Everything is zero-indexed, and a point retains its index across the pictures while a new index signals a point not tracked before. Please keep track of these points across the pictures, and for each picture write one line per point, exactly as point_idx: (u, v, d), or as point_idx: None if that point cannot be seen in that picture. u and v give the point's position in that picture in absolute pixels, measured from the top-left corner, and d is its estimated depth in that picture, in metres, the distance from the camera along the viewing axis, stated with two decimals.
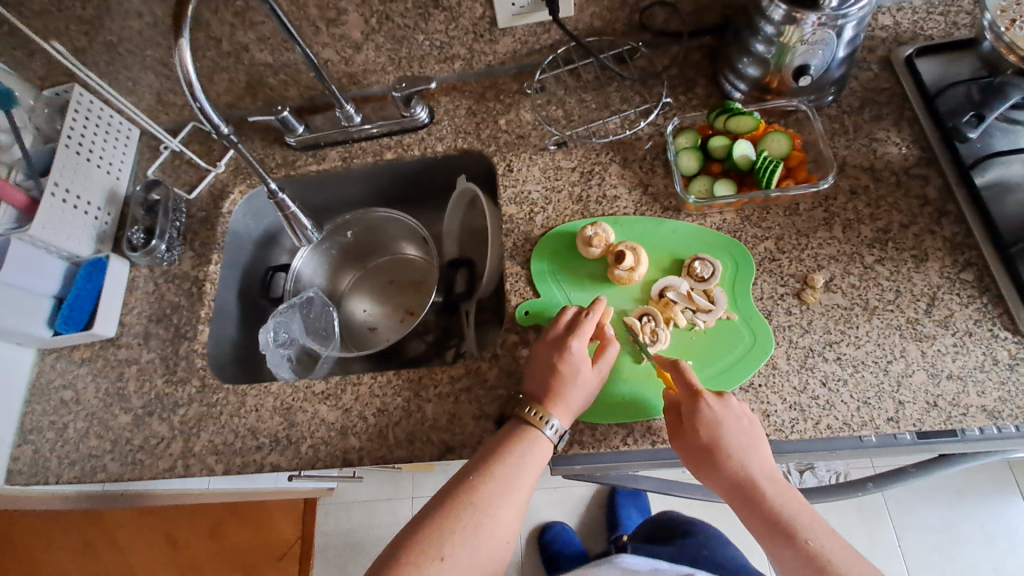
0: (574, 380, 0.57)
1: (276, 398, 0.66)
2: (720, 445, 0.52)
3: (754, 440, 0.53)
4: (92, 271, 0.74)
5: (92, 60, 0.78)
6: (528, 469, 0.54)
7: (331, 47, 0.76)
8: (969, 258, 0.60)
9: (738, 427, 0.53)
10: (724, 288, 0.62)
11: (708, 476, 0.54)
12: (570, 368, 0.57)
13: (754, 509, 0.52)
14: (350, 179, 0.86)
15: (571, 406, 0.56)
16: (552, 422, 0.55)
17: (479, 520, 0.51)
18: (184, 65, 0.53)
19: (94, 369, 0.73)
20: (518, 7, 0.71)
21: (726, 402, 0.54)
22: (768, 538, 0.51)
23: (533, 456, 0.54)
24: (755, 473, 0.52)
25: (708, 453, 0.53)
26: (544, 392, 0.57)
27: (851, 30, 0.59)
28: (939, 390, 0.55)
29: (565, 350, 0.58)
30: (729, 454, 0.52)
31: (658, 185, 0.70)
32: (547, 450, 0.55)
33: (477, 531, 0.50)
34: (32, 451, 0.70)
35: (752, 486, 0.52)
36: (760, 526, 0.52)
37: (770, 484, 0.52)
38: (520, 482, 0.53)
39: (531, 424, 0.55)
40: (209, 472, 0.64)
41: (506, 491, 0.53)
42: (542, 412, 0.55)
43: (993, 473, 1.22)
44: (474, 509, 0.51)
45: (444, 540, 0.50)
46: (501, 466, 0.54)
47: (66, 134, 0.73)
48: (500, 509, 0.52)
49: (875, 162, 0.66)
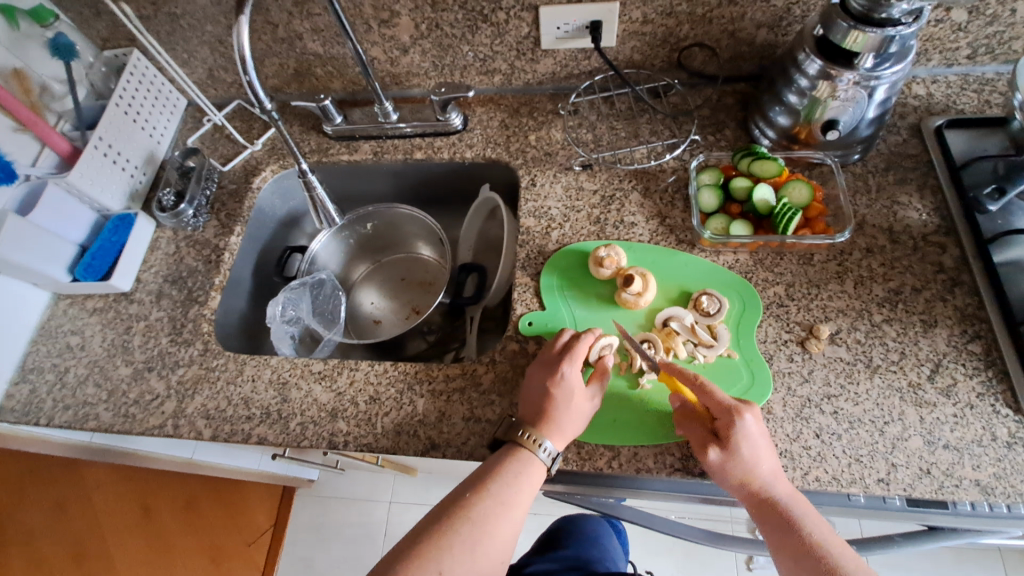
0: (567, 405, 0.56)
1: (273, 371, 0.67)
2: (749, 452, 0.51)
3: (774, 451, 0.53)
4: (120, 225, 0.77)
5: (154, 29, 0.82)
6: (524, 487, 0.53)
7: (379, 46, 0.80)
8: (977, 330, 0.60)
9: (763, 437, 0.53)
10: (729, 325, 0.63)
11: (724, 481, 0.52)
12: (563, 392, 0.56)
13: (770, 517, 0.50)
14: (378, 174, 0.88)
15: (565, 431, 0.56)
16: (546, 445, 0.55)
17: (477, 536, 0.49)
18: (240, 39, 0.54)
19: (104, 320, 0.75)
20: (563, 31, 0.74)
21: (758, 415, 0.53)
22: (780, 549, 0.49)
23: (528, 476, 0.54)
24: (776, 483, 0.51)
25: (733, 459, 0.51)
26: (536, 414, 0.56)
27: (882, 93, 0.61)
28: (933, 458, 0.54)
29: (558, 374, 0.57)
30: (755, 461, 0.51)
31: (676, 218, 0.71)
32: (540, 473, 0.55)
33: (475, 548, 0.49)
34: (28, 390, 0.71)
35: (771, 493, 0.51)
36: (775, 538, 0.50)
37: (784, 488, 0.51)
38: (516, 500, 0.52)
39: (524, 447, 0.55)
40: (197, 435, 0.64)
41: (503, 508, 0.51)
42: (535, 435, 0.55)
43: (984, 558, 1.18)
44: (472, 526, 0.50)
45: (440, 556, 0.47)
46: (497, 484, 0.53)
47: (118, 94, 0.77)
48: (497, 528, 0.51)
49: (894, 225, 0.66)
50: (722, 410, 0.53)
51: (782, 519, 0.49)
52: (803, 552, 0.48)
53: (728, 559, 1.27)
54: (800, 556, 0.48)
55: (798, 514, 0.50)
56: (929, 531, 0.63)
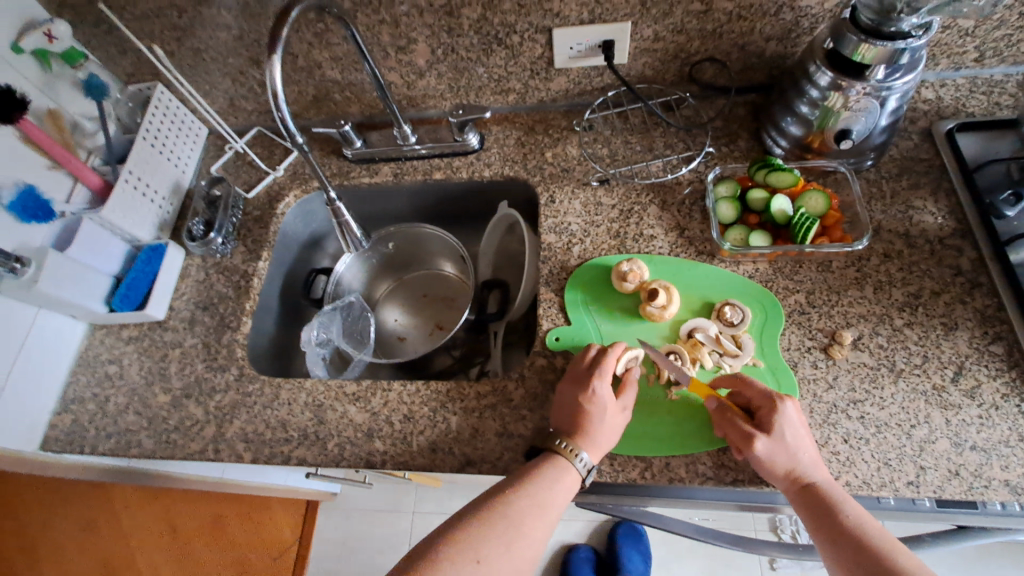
0: (601, 418, 0.58)
1: (308, 394, 0.69)
2: (791, 438, 0.53)
3: (814, 441, 0.55)
4: (151, 255, 0.79)
5: (177, 63, 0.84)
6: (559, 492, 0.54)
7: (397, 71, 0.82)
8: (998, 331, 0.61)
9: (804, 426, 0.55)
10: (753, 334, 0.64)
11: (764, 468, 0.53)
12: (596, 406, 0.58)
13: (809, 499, 0.51)
14: (397, 194, 0.90)
15: (601, 443, 0.57)
16: (583, 456, 0.56)
17: (513, 532, 0.50)
18: (274, 78, 0.56)
19: (140, 348, 0.77)
20: (576, 51, 0.76)
21: (798, 406, 0.56)
22: (818, 532, 0.49)
23: (564, 483, 0.54)
24: (816, 470, 0.52)
25: (776, 445, 0.53)
26: (571, 426, 0.58)
27: (894, 102, 0.62)
28: (961, 459, 0.55)
29: (590, 390, 0.59)
30: (796, 447, 0.53)
31: (695, 230, 0.72)
32: (574, 485, 0.55)
33: (511, 543, 0.49)
34: (71, 420, 0.73)
35: (811, 478, 0.52)
36: (815, 521, 0.50)
37: (823, 475, 0.52)
38: (551, 503, 0.53)
39: (560, 456, 0.56)
40: (237, 458, 0.66)
41: (540, 510, 0.52)
42: (572, 445, 0.56)
43: (1008, 550, 1.18)
44: (510, 522, 0.50)
45: (479, 544, 0.48)
46: (534, 486, 0.53)
47: (145, 128, 0.79)
48: (531, 529, 0.51)
49: (910, 229, 0.68)
50: (763, 400, 0.55)
51: (821, 501, 0.50)
52: (842, 533, 0.48)
53: (752, 559, 1.28)
54: (838, 536, 0.48)
55: (836, 497, 0.50)
56: (958, 530, 0.64)
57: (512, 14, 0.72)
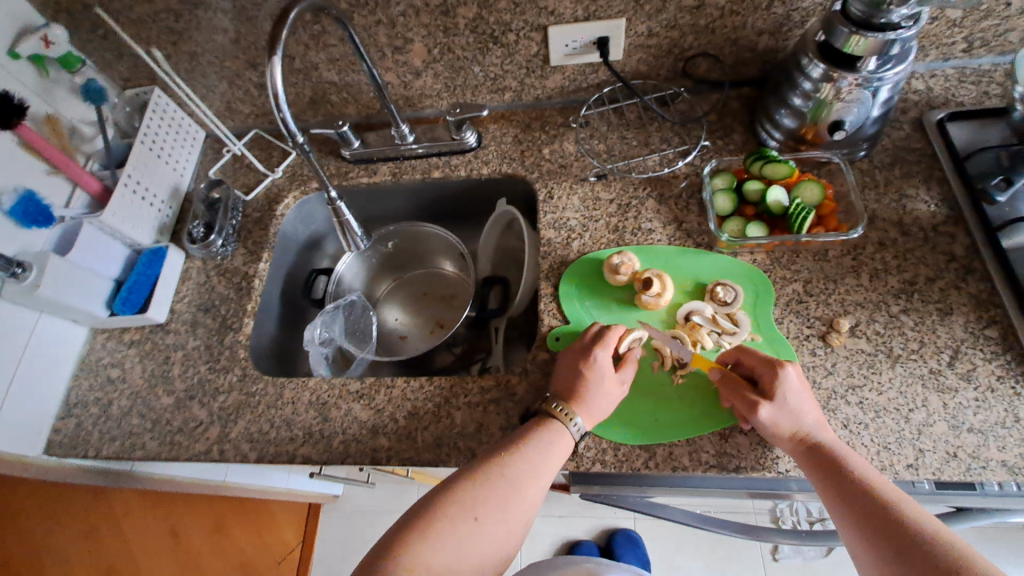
0: (597, 385, 0.59)
1: (312, 393, 0.69)
2: (794, 401, 0.54)
3: (818, 405, 0.56)
4: (152, 259, 0.80)
5: (175, 67, 0.84)
6: (554, 453, 0.54)
7: (393, 71, 0.82)
8: (993, 315, 0.62)
9: (806, 390, 0.56)
10: (746, 311, 0.66)
11: (769, 430, 0.54)
12: (594, 372, 0.59)
13: (814, 457, 0.52)
14: (396, 194, 0.91)
15: (594, 409, 0.57)
16: (577, 421, 0.56)
17: (508, 491, 0.51)
18: (274, 78, 0.57)
19: (142, 352, 0.77)
20: (571, 48, 0.77)
21: (798, 371, 0.57)
22: (823, 488, 0.50)
23: (558, 445, 0.55)
24: (821, 431, 0.54)
25: (779, 408, 0.54)
26: (568, 391, 0.59)
27: (886, 92, 0.63)
28: (959, 442, 0.56)
29: (592, 358, 0.60)
30: (798, 409, 0.54)
31: (692, 222, 0.73)
32: (568, 447, 0.56)
33: (507, 502, 0.50)
34: (74, 424, 0.73)
35: (816, 438, 0.53)
36: (820, 478, 0.51)
37: (826, 435, 0.53)
38: (546, 464, 0.53)
39: (555, 419, 0.56)
40: (242, 458, 0.66)
41: (536, 472, 0.52)
42: (567, 408, 0.57)
43: (1009, 538, 1.19)
44: (506, 484, 0.51)
45: (474, 503, 0.49)
46: (530, 447, 0.54)
47: (143, 132, 0.80)
48: (527, 488, 0.51)
49: (903, 218, 0.69)
50: (765, 366, 0.57)
51: (827, 459, 0.51)
52: (847, 485, 0.49)
53: (755, 553, 1.29)
54: (844, 489, 0.49)
55: (841, 455, 0.51)
56: (959, 514, 0.65)
57: (507, 13, 0.72)
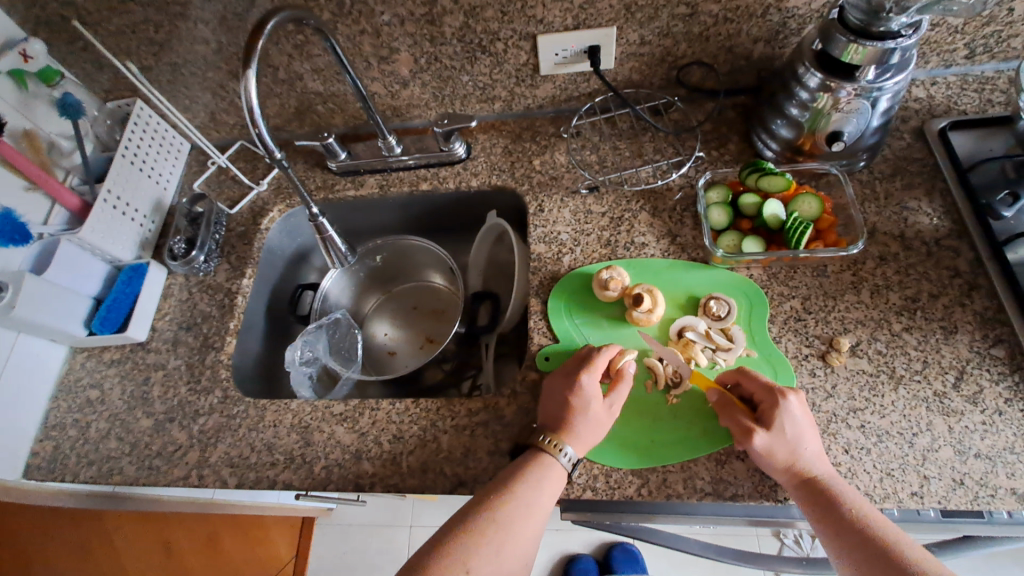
0: (586, 414, 0.56)
1: (294, 415, 0.67)
2: (792, 431, 0.52)
3: (818, 434, 0.53)
4: (133, 276, 0.77)
5: (155, 79, 0.82)
6: (546, 491, 0.52)
7: (380, 81, 0.80)
8: (999, 334, 0.59)
9: (807, 419, 0.53)
10: (741, 326, 0.64)
11: (765, 460, 0.52)
12: (582, 400, 0.56)
13: (810, 492, 0.49)
14: (383, 207, 0.88)
15: (584, 439, 0.55)
16: (567, 450, 0.54)
17: (501, 537, 0.48)
18: (247, 91, 0.54)
19: (121, 371, 0.75)
20: (561, 57, 0.74)
21: (801, 399, 0.54)
22: (819, 523, 0.48)
23: (549, 482, 0.52)
24: (819, 463, 0.51)
25: (777, 438, 0.51)
26: (556, 421, 0.56)
27: (886, 102, 0.61)
28: (966, 468, 0.54)
29: (577, 385, 0.57)
30: (797, 439, 0.52)
31: (686, 236, 0.71)
32: (561, 482, 0.53)
33: (500, 550, 0.48)
34: (52, 447, 0.71)
35: (812, 471, 0.51)
36: (814, 513, 0.49)
37: (823, 466, 0.51)
38: (539, 503, 0.51)
39: (544, 452, 0.54)
40: (222, 484, 0.64)
41: (529, 512, 0.50)
42: (556, 439, 0.54)
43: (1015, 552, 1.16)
44: (498, 529, 0.49)
45: (468, 554, 0.47)
46: (521, 488, 0.52)
47: (123, 146, 0.78)
48: (521, 531, 0.49)
49: (905, 231, 0.66)
50: (766, 394, 0.54)
51: (823, 493, 0.49)
52: (844, 523, 0.46)
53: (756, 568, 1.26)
54: (839, 526, 0.47)
55: (838, 489, 0.49)
56: (965, 539, 0.62)
57: (495, 22, 0.70)
